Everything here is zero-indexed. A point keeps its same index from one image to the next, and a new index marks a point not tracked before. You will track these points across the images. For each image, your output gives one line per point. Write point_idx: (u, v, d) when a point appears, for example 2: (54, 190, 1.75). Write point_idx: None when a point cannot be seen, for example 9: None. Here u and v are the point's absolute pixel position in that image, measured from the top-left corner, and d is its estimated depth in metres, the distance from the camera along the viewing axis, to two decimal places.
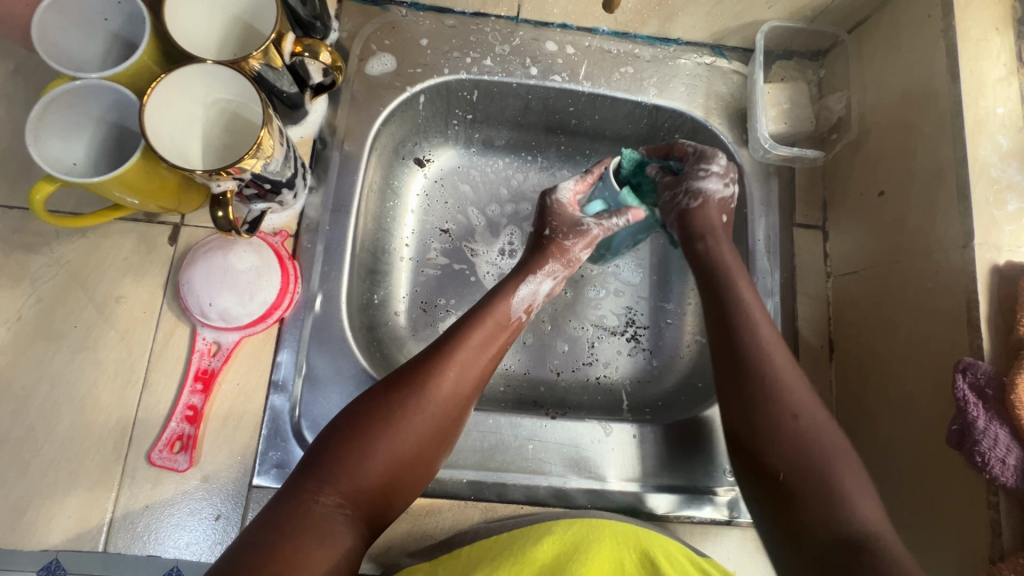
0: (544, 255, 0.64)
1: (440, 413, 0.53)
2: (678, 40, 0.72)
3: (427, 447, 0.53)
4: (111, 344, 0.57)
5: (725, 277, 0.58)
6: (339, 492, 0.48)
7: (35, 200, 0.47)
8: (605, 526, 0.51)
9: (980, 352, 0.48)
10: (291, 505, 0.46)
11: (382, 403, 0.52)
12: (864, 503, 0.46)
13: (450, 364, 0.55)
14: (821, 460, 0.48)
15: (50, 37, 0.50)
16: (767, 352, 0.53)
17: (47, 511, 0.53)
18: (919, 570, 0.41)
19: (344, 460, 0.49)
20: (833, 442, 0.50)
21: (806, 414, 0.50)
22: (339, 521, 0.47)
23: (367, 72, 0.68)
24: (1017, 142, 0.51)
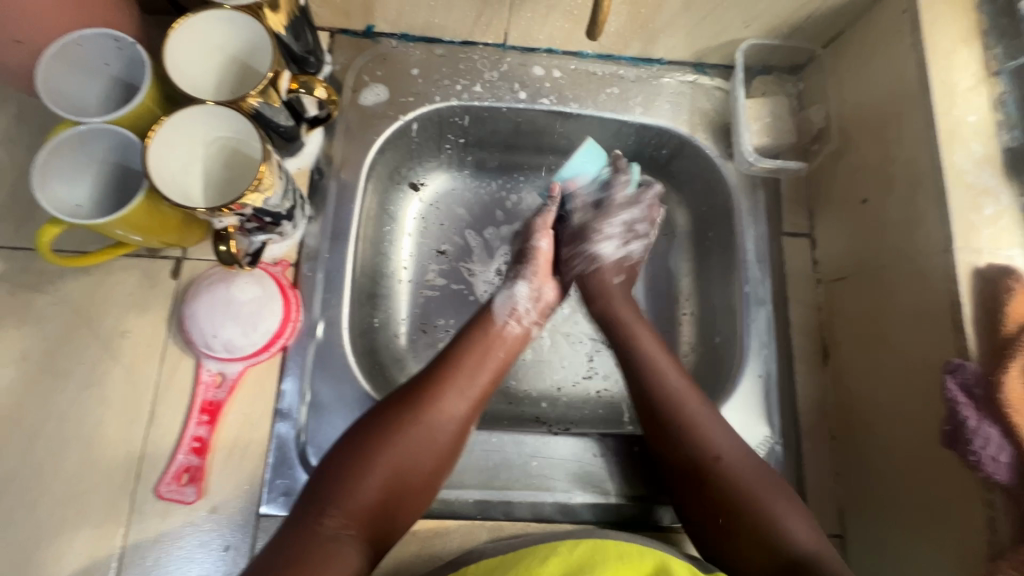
0: (520, 265, 0.67)
1: (439, 430, 0.55)
2: (660, 60, 0.74)
3: (428, 463, 0.54)
4: (117, 379, 0.58)
5: (624, 334, 0.64)
6: (343, 512, 0.49)
7: (43, 241, 0.49)
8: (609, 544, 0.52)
9: (966, 353, 0.49)
10: (297, 527, 0.47)
11: (382, 423, 0.54)
12: (798, 526, 0.51)
13: (446, 382, 0.57)
14: (756, 501, 0.52)
15: (55, 83, 0.52)
16: (677, 396, 0.58)
17: (57, 549, 0.53)
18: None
19: (346, 482, 0.50)
20: (764, 480, 0.54)
21: (728, 456, 0.55)
22: (346, 540, 0.47)
23: (360, 103, 0.69)
24: (989, 149, 0.53)
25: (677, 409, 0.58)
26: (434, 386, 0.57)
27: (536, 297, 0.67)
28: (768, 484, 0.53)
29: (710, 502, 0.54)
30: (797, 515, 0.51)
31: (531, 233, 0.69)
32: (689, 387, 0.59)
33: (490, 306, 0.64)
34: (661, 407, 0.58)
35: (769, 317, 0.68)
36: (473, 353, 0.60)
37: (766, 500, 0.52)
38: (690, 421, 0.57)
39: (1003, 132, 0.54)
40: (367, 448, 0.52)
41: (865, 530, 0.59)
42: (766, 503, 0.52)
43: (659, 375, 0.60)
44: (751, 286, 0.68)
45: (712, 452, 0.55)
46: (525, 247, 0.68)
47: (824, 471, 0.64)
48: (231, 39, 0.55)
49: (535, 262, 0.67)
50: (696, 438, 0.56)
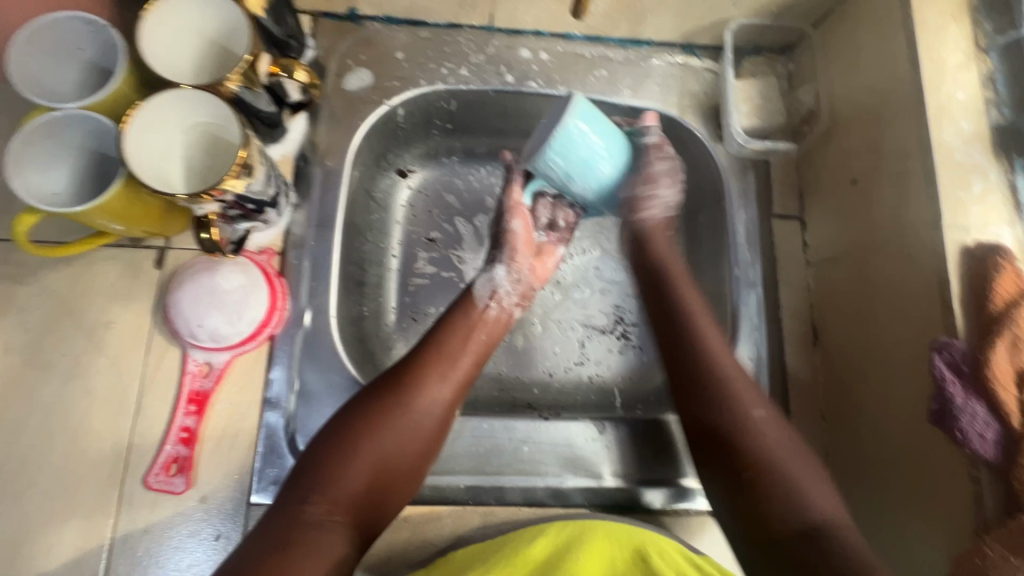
0: (497, 249, 0.66)
1: (423, 417, 0.55)
2: (649, 41, 0.73)
3: (412, 450, 0.54)
4: (102, 371, 0.57)
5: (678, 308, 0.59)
6: (327, 499, 0.48)
7: (19, 231, 0.48)
8: (595, 527, 0.52)
9: (954, 331, 0.49)
10: (279, 516, 0.47)
11: (363, 412, 0.53)
12: (820, 497, 0.47)
13: (429, 369, 0.57)
14: (783, 468, 0.49)
15: (28, 70, 0.50)
16: (716, 366, 0.55)
17: (46, 542, 0.53)
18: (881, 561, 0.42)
19: (330, 470, 0.50)
20: (800, 454, 0.50)
21: (757, 419, 0.52)
22: (331, 527, 0.47)
23: (345, 88, 0.68)
24: (979, 125, 0.52)
25: (711, 370, 0.55)
26: (416, 373, 0.56)
27: (517, 281, 0.66)
28: (798, 454, 0.50)
29: (735, 469, 0.50)
30: (822, 486, 0.48)
31: (503, 216, 0.65)
32: (727, 351, 0.57)
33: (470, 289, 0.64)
34: (696, 369, 0.55)
35: (760, 299, 0.68)
36: (455, 339, 0.60)
37: (793, 466, 0.49)
38: (726, 383, 0.54)
39: (992, 109, 0.53)
40: (349, 437, 0.52)
41: (854, 509, 0.60)
42: (793, 468, 0.49)
43: (701, 342, 0.57)
44: (741, 269, 0.68)
45: (745, 415, 0.52)
46: (498, 231, 0.66)
47: (813, 451, 0.64)
48: (209, 24, 0.54)
49: (512, 246, 0.66)
50: (732, 403, 0.53)
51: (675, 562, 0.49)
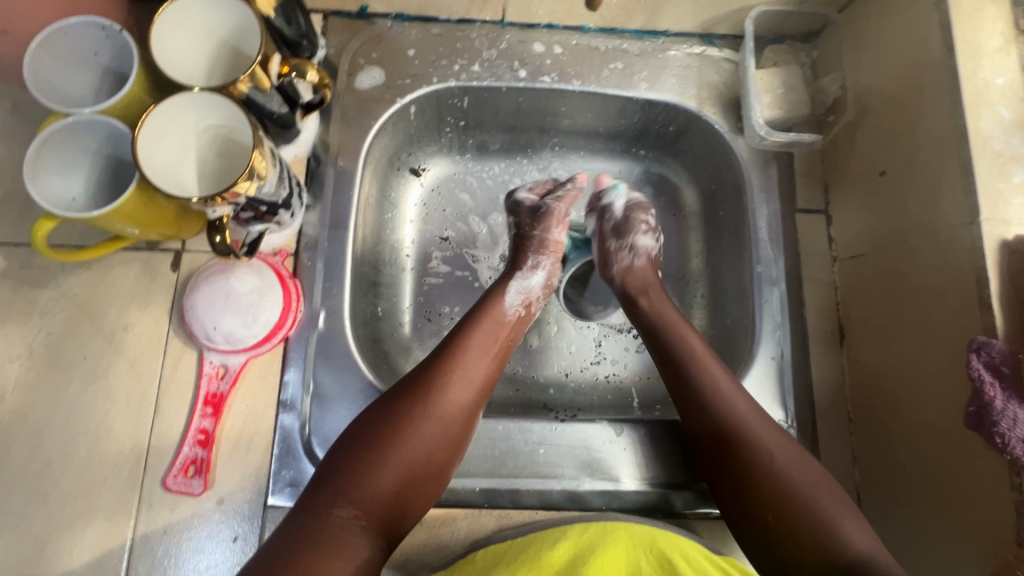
0: (522, 251, 0.68)
1: (450, 419, 0.54)
2: (666, 32, 0.71)
3: (440, 451, 0.53)
4: (121, 373, 0.58)
5: (670, 334, 0.59)
6: (353, 504, 0.48)
7: (37, 236, 0.48)
8: (618, 530, 0.51)
9: (993, 330, 0.47)
10: (300, 524, 0.46)
11: (389, 413, 0.53)
12: (856, 534, 0.45)
13: (455, 370, 0.56)
14: (810, 501, 0.47)
15: (44, 76, 0.51)
16: (722, 397, 0.54)
17: (69, 541, 0.54)
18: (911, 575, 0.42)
19: (357, 474, 0.49)
20: (824, 488, 0.48)
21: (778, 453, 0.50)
22: (356, 533, 0.47)
23: (356, 87, 0.67)
24: (1019, 113, 0.49)
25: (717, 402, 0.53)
26: (439, 373, 0.56)
27: (548, 283, 0.68)
28: (826, 490, 0.48)
29: (763, 517, 0.48)
30: (854, 523, 0.46)
31: (542, 221, 0.69)
32: (728, 379, 0.55)
33: (503, 290, 0.64)
34: (721, 420, 0.52)
35: (783, 297, 0.65)
36: (478, 338, 0.59)
37: (827, 507, 0.47)
38: (743, 428, 0.52)
39: None
40: (375, 441, 0.51)
41: (885, 517, 0.57)
42: (823, 504, 0.47)
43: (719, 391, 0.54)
44: (763, 266, 0.66)
45: (763, 449, 0.50)
46: (530, 233, 0.69)
47: (841, 454, 0.62)
48: (219, 24, 0.54)
49: (551, 253, 0.69)
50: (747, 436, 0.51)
51: (701, 567, 0.48)
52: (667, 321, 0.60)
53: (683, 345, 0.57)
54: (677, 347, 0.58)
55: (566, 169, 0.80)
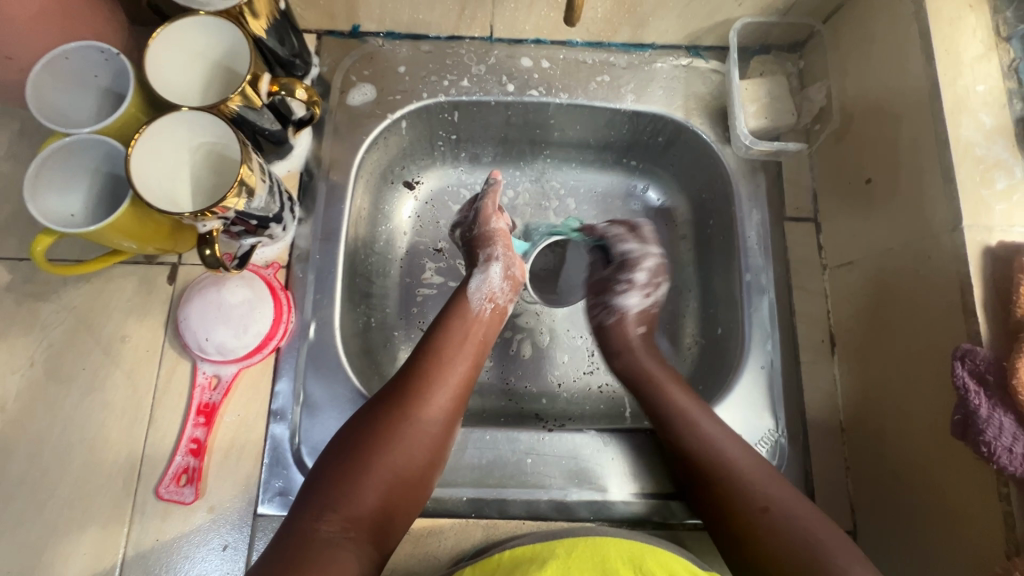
0: (477, 250, 0.69)
1: (430, 426, 0.56)
2: (652, 45, 0.72)
3: (420, 457, 0.54)
4: (117, 383, 0.59)
5: (652, 385, 0.62)
6: (339, 516, 0.49)
7: (36, 251, 0.50)
8: (608, 542, 0.51)
9: (977, 338, 0.46)
10: (286, 541, 0.47)
11: (368, 424, 0.54)
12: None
13: (433, 377, 0.58)
14: (812, 545, 0.48)
15: (46, 97, 0.53)
16: (716, 448, 0.55)
17: (64, 549, 0.55)
18: None
19: (342, 488, 0.51)
20: (826, 529, 0.49)
21: (778, 499, 0.51)
22: (345, 546, 0.48)
23: (348, 103, 0.69)
24: (999, 119, 0.50)
25: (709, 457, 0.55)
26: (416, 381, 0.57)
27: (507, 273, 0.68)
28: (826, 532, 0.49)
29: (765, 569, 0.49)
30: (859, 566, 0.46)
31: (484, 218, 0.70)
32: (714, 423, 0.57)
33: (466, 288, 0.66)
34: (716, 475, 0.54)
35: (772, 305, 0.65)
36: (454, 344, 0.61)
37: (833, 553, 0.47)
38: (737, 478, 0.53)
39: (1015, 101, 0.51)
40: (358, 454, 0.52)
41: (878, 529, 0.56)
42: (830, 546, 0.47)
43: (714, 444, 0.56)
44: (752, 274, 0.66)
45: (757, 502, 0.51)
46: (480, 233, 0.70)
47: (833, 464, 0.61)
48: (211, 45, 0.56)
49: (498, 242, 0.69)
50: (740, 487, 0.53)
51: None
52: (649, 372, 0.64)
53: (669, 398, 0.60)
54: (665, 402, 0.60)
55: (558, 180, 0.81)
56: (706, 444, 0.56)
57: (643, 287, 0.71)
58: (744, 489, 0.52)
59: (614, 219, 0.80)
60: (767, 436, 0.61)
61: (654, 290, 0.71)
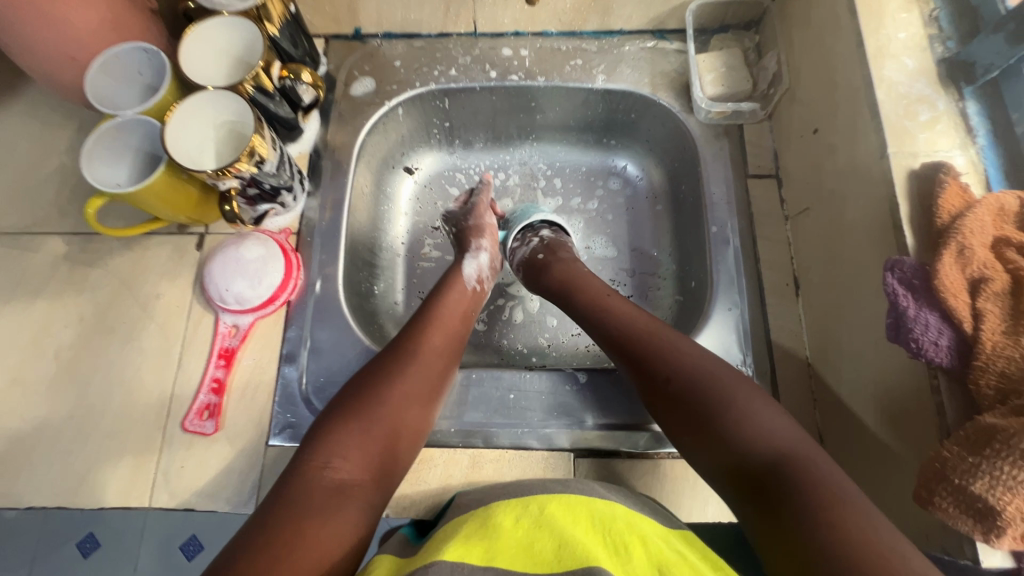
0: (466, 240, 0.75)
1: (427, 377, 0.59)
2: (620, 31, 0.80)
3: (418, 408, 0.57)
4: (152, 334, 0.68)
5: (567, 287, 0.67)
6: (348, 463, 0.50)
7: (89, 213, 0.60)
8: (581, 505, 0.47)
9: (906, 250, 0.50)
10: (294, 488, 0.47)
11: (368, 380, 0.57)
12: (767, 426, 0.46)
13: (427, 334, 0.62)
14: (719, 397, 0.49)
15: (99, 89, 0.64)
16: (633, 329, 0.58)
17: (104, 474, 0.63)
18: (834, 475, 0.42)
19: (347, 435, 0.52)
20: (743, 386, 0.50)
21: (692, 367, 0.52)
22: (352, 492, 0.49)
23: (351, 94, 0.79)
24: (921, 60, 0.55)
25: (627, 337, 0.58)
26: (411, 339, 0.61)
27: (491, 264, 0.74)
28: (736, 390, 0.49)
29: (683, 433, 0.50)
30: (771, 418, 0.47)
31: (475, 211, 0.78)
32: (632, 310, 0.61)
33: (459, 269, 0.71)
34: (637, 352, 0.56)
35: (738, 253, 0.70)
36: (448, 310, 0.66)
37: (740, 405, 0.48)
38: (654, 351, 0.55)
39: (937, 44, 0.56)
40: (361, 403, 0.54)
41: (843, 452, 0.59)
42: (738, 399, 0.48)
43: (631, 326, 0.59)
44: (717, 225, 0.71)
45: (663, 373, 0.53)
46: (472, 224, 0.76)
47: (801, 396, 0.64)
48: (232, 40, 0.66)
49: (485, 236, 0.75)
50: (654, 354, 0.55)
51: (659, 554, 0.42)
52: (569, 274, 0.68)
53: (591, 295, 0.64)
54: (589, 298, 0.64)
55: (545, 162, 0.89)
56: (624, 328, 0.59)
57: (525, 240, 0.76)
58: (656, 361, 0.54)
59: (597, 194, 0.87)
60: None
61: (534, 235, 0.76)
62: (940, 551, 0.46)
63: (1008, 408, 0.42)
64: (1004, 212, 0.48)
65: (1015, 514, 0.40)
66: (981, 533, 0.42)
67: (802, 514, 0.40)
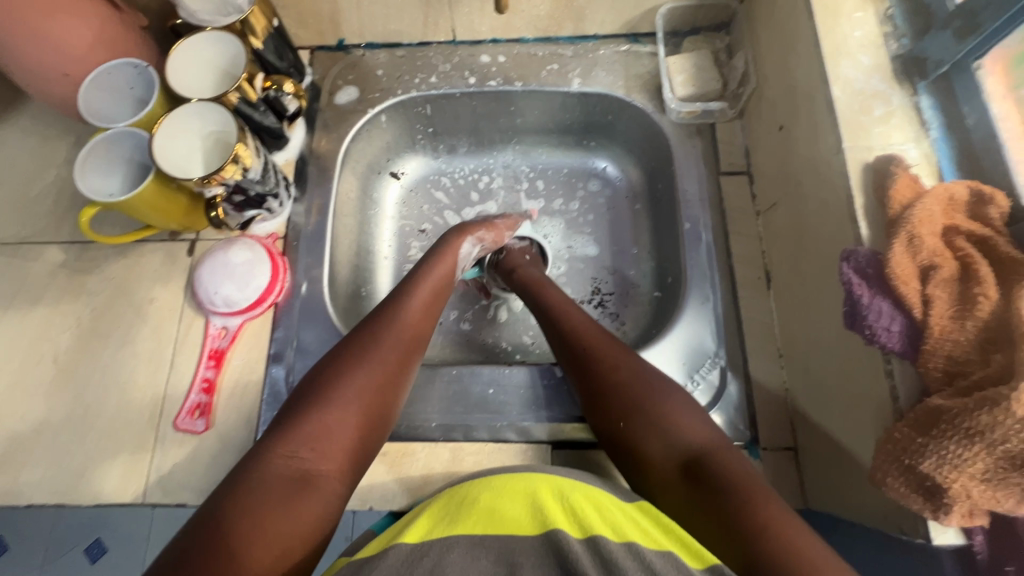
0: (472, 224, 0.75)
1: (398, 362, 0.59)
2: (595, 36, 0.83)
3: (388, 395, 0.57)
4: (145, 337, 0.71)
5: (532, 284, 0.73)
6: (315, 453, 0.50)
7: (83, 222, 0.63)
8: (543, 481, 0.51)
9: (860, 241, 0.52)
10: (252, 477, 0.47)
11: (335, 369, 0.56)
12: (687, 421, 0.55)
13: (397, 314, 0.62)
14: (652, 394, 0.57)
15: (93, 103, 0.68)
16: (583, 328, 0.64)
17: (100, 472, 0.65)
18: (743, 466, 0.50)
19: (314, 424, 0.51)
20: (670, 385, 0.58)
21: (632, 366, 0.59)
22: (320, 482, 0.49)
23: (336, 103, 0.82)
24: (875, 57, 0.57)
25: (576, 334, 0.64)
26: (379, 323, 0.61)
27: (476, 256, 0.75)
28: (664, 388, 0.58)
29: (616, 421, 0.57)
30: (691, 415, 0.55)
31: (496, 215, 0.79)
32: (581, 312, 0.67)
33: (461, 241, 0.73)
34: (585, 348, 0.62)
35: (711, 248, 0.72)
36: (418, 296, 0.65)
37: (669, 402, 0.56)
38: (598, 348, 0.62)
39: (891, 42, 0.58)
40: (328, 389, 0.54)
41: (812, 439, 0.60)
42: (665, 397, 0.57)
43: (581, 326, 0.65)
44: (690, 222, 0.73)
45: (608, 365, 0.60)
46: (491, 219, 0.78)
47: (773, 387, 0.66)
48: (218, 55, 0.69)
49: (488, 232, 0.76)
50: (601, 351, 0.61)
51: (613, 519, 0.47)
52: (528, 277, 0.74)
53: (546, 295, 0.71)
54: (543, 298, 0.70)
55: (528, 164, 0.91)
56: (574, 326, 0.65)
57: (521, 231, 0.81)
58: (603, 358, 0.61)
59: (578, 195, 0.89)
60: (710, 364, 0.67)
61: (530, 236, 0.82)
62: (898, 531, 0.47)
63: (955, 390, 0.44)
64: (954, 201, 0.50)
65: (960, 491, 0.41)
66: (930, 510, 0.43)
67: (728, 500, 0.47)
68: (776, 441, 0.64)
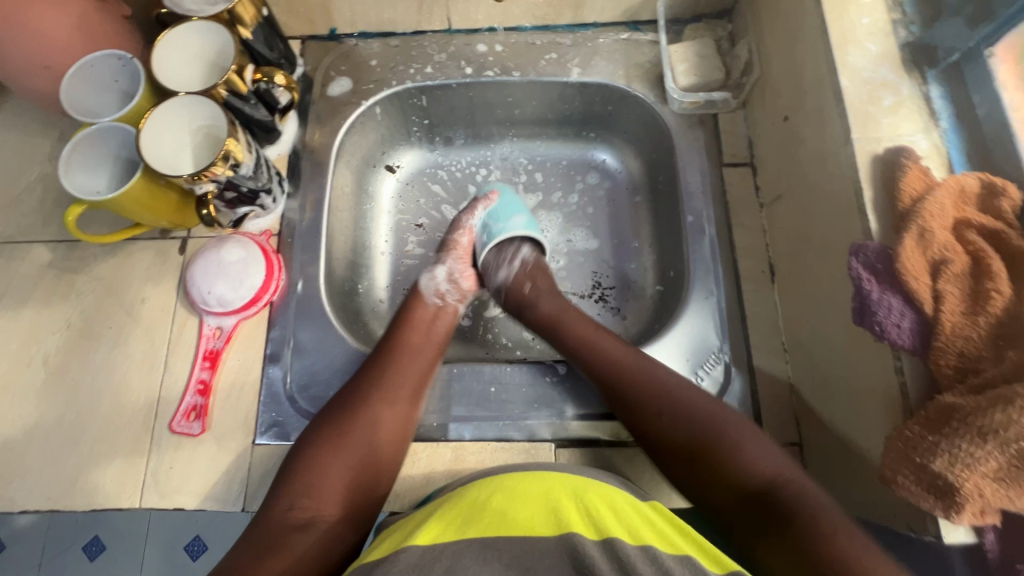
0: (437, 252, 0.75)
1: (399, 405, 0.61)
2: (594, 23, 0.81)
3: (391, 436, 0.59)
4: (138, 338, 0.69)
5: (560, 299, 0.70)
6: (313, 501, 0.54)
7: (70, 221, 0.61)
8: (555, 479, 0.51)
9: (869, 235, 0.51)
10: (259, 526, 0.52)
11: (332, 420, 0.58)
12: (754, 451, 0.54)
13: (397, 359, 0.63)
14: (715, 423, 0.56)
15: (76, 98, 0.65)
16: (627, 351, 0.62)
17: (95, 477, 0.64)
18: (820, 497, 0.50)
19: (315, 473, 0.55)
20: (726, 410, 0.57)
21: (687, 392, 0.58)
22: (319, 527, 0.53)
23: (328, 94, 0.79)
24: (884, 45, 0.56)
25: (622, 357, 0.62)
26: (378, 367, 0.63)
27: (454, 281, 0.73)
28: (721, 414, 0.57)
29: (681, 452, 0.56)
30: (759, 444, 0.54)
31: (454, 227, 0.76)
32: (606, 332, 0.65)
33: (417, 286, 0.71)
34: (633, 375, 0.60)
35: (714, 242, 0.71)
36: (416, 334, 0.66)
37: (729, 430, 0.55)
38: (650, 374, 0.60)
39: (900, 29, 0.57)
40: (326, 441, 0.57)
41: (817, 434, 0.60)
42: (727, 425, 0.56)
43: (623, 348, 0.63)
44: (693, 215, 0.72)
45: (667, 391, 0.58)
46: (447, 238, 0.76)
47: (778, 382, 0.65)
48: (206, 47, 0.67)
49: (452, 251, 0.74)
50: (651, 376, 0.60)
51: (628, 521, 0.47)
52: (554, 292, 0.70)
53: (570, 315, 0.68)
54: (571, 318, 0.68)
55: (525, 156, 0.89)
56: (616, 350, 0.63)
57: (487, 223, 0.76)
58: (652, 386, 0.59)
59: (577, 189, 0.87)
60: (713, 360, 0.66)
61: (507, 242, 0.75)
62: (907, 528, 0.47)
63: (967, 387, 0.43)
64: (965, 193, 0.49)
65: (973, 490, 0.41)
66: (942, 509, 0.42)
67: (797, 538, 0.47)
68: (781, 436, 0.63)
